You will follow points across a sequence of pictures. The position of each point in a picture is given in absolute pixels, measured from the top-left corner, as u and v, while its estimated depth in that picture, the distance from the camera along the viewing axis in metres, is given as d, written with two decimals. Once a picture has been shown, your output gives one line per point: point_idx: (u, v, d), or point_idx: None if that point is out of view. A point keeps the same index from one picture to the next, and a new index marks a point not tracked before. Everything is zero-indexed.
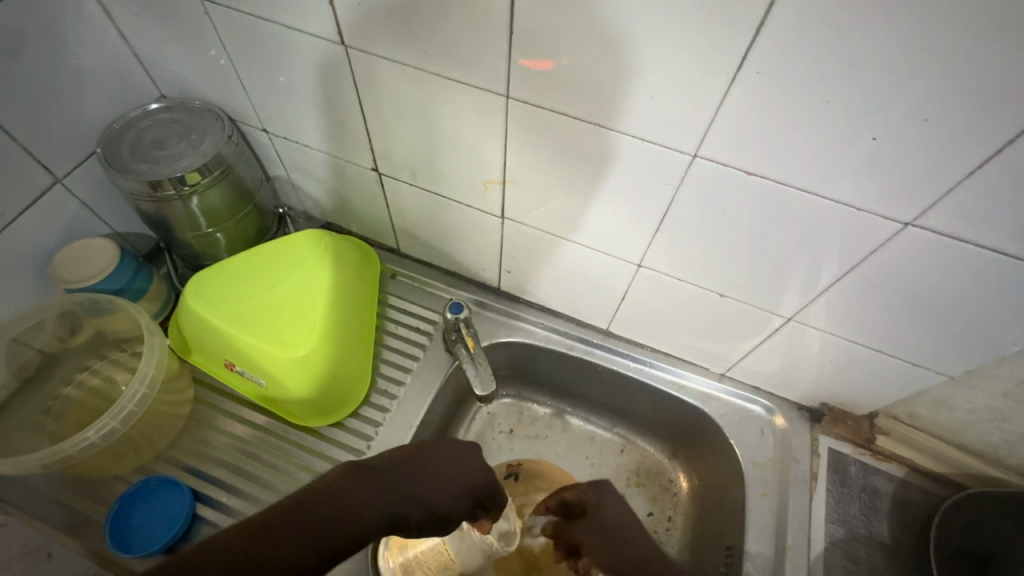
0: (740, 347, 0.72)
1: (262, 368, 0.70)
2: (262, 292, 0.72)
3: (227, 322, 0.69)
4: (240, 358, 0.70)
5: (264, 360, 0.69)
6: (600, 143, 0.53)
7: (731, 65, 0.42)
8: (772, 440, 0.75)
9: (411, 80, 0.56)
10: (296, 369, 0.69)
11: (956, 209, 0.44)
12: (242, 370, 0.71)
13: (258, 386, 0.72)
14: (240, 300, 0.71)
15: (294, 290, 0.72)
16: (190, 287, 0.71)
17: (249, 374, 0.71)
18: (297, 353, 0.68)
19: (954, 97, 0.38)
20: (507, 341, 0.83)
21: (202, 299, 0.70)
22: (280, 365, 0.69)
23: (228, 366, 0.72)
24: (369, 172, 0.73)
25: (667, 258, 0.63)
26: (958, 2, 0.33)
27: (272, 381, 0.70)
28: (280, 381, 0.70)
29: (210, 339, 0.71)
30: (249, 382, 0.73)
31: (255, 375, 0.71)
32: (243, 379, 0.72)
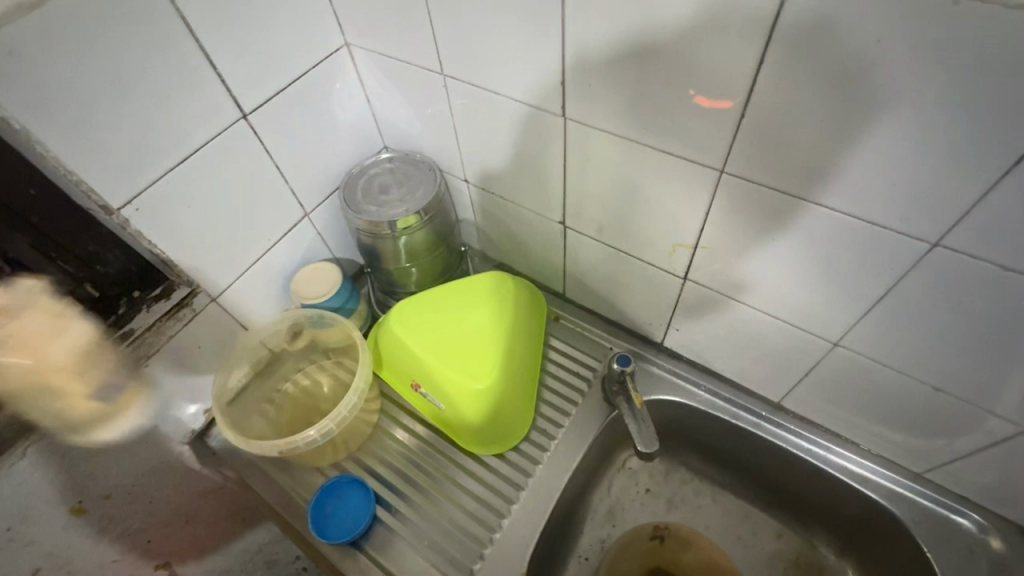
0: (951, 448, 0.64)
1: (444, 393, 0.77)
2: (450, 324, 0.80)
3: (421, 348, 0.78)
4: (427, 381, 0.78)
5: (447, 386, 0.77)
6: (812, 220, 0.52)
7: (1008, 156, 0.39)
8: (982, 564, 0.64)
9: (621, 150, 0.60)
10: (475, 401, 0.76)
11: None
12: (426, 392, 0.79)
13: (437, 409, 0.80)
14: (432, 329, 0.80)
15: (478, 325, 0.80)
16: (393, 313, 0.82)
17: (431, 397, 0.79)
18: (478, 384, 0.75)
19: None
20: (667, 399, 0.82)
21: (402, 325, 0.81)
22: (461, 392, 0.76)
23: (414, 387, 0.81)
24: (555, 224, 0.79)
25: (871, 341, 0.59)
26: None
27: (451, 406, 0.77)
28: (458, 407, 0.77)
29: (403, 361, 0.80)
30: (429, 404, 0.80)
31: (436, 399, 0.79)
32: (425, 400, 0.80)
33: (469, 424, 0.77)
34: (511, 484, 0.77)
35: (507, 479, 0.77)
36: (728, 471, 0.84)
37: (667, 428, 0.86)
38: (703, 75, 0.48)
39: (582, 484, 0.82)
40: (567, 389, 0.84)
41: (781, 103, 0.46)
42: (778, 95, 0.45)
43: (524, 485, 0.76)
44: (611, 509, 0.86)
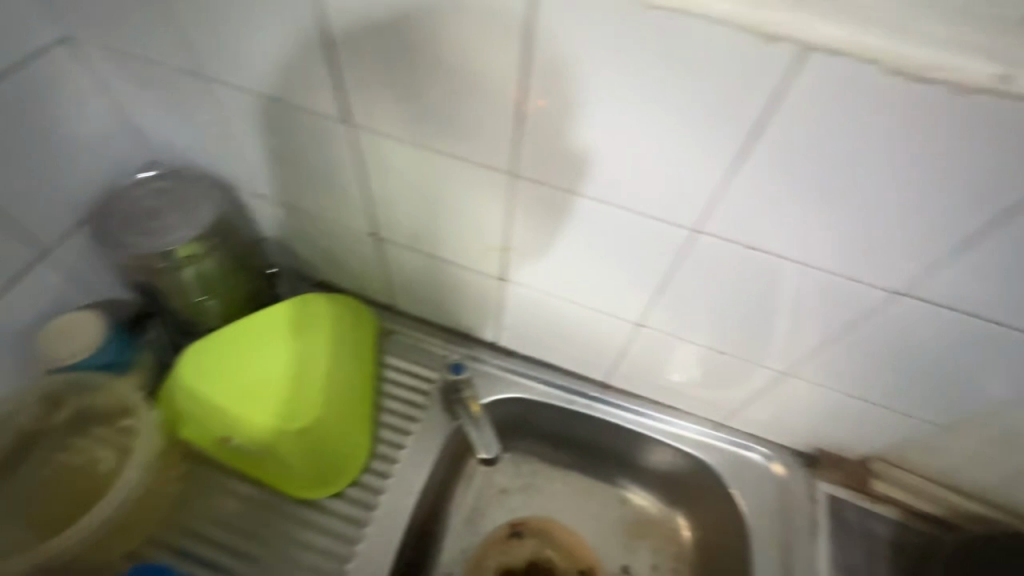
0: (738, 396, 0.74)
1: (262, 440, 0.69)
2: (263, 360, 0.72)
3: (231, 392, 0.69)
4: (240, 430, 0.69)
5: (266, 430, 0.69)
6: (598, 218, 0.54)
7: (731, 157, 0.43)
8: (771, 488, 0.76)
9: (415, 157, 0.57)
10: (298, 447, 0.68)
11: (942, 283, 0.46)
12: (239, 445, 0.69)
13: (255, 461, 0.70)
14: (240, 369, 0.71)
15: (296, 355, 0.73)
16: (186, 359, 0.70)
17: (247, 449, 0.69)
18: (303, 421, 0.69)
19: (939, 192, 0.39)
20: (505, 398, 0.82)
21: (201, 370, 0.70)
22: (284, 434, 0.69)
23: (222, 442, 0.70)
24: (367, 236, 0.74)
25: (665, 319, 0.65)
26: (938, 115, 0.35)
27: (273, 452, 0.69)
28: (283, 452, 0.69)
29: (206, 413, 0.69)
30: (245, 459, 0.70)
31: (253, 450, 0.69)
32: (238, 455, 0.70)
33: (297, 468, 0.70)
34: (353, 523, 0.70)
35: (349, 518, 0.71)
36: (571, 453, 0.88)
37: (511, 425, 0.87)
38: (474, 78, 0.46)
39: (433, 501, 0.79)
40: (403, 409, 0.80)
41: (548, 109, 0.45)
42: (545, 100, 0.45)
43: (368, 521, 0.71)
44: (468, 518, 0.84)
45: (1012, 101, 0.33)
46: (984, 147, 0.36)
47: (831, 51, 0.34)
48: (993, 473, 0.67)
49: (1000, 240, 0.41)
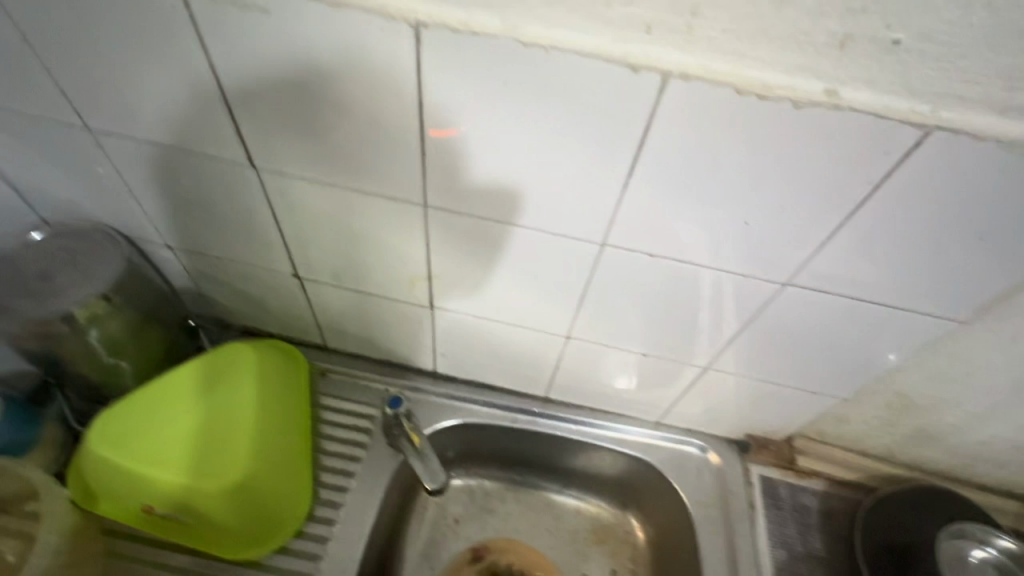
0: (668, 394, 0.78)
1: (188, 502, 0.64)
2: (179, 417, 0.67)
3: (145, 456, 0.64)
4: (162, 495, 0.64)
5: (190, 491, 0.64)
6: (512, 240, 0.56)
7: (621, 174, 0.46)
8: (710, 477, 0.79)
9: (327, 196, 0.57)
10: (228, 502, 0.65)
11: (821, 272, 0.51)
12: (164, 511, 0.65)
13: (184, 524, 0.65)
14: (154, 430, 0.65)
15: (217, 407, 0.68)
16: (92, 428, 0.64)
17: (173, 514, 0.65)
18: (230, 475, 0.65)
19: (802, 192, 0.44)
20: (449, 424, 0.82)
21: (109, 437, 0.64)
22: (211, 492, 0.64)
23: (145, 511, 0.65)
24: (288, 277, 0.72)
25: (591, 329, 0.67)
26: (786, 127, 0.40)
27: (202, 513, 0.65)
28: (212, 511, 0.65)
29: (122, 482, 0.64)
30: (172, 524, 0.65)
31: (181, 513, 0.65)
32: (165, 521, 0.65)
33: (231, 526, 0.66)
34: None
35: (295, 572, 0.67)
36: (521, 471, 0.89)
37: (458, 450, 0.87)
38: (373, 118, 0.47)
39: (384, 540, 0.77)
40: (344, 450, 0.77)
41: (447, 143, 0.47)
42: (443, 135, 0.47)
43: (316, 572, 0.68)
44: (424, 552, 0.82)
45: (839, 111, 0.38)
46: (827, 150, 0.41)
47: (686, 76, 0.38)
48: (896, 434, 0.74)
49: (858, 229, 0.46)
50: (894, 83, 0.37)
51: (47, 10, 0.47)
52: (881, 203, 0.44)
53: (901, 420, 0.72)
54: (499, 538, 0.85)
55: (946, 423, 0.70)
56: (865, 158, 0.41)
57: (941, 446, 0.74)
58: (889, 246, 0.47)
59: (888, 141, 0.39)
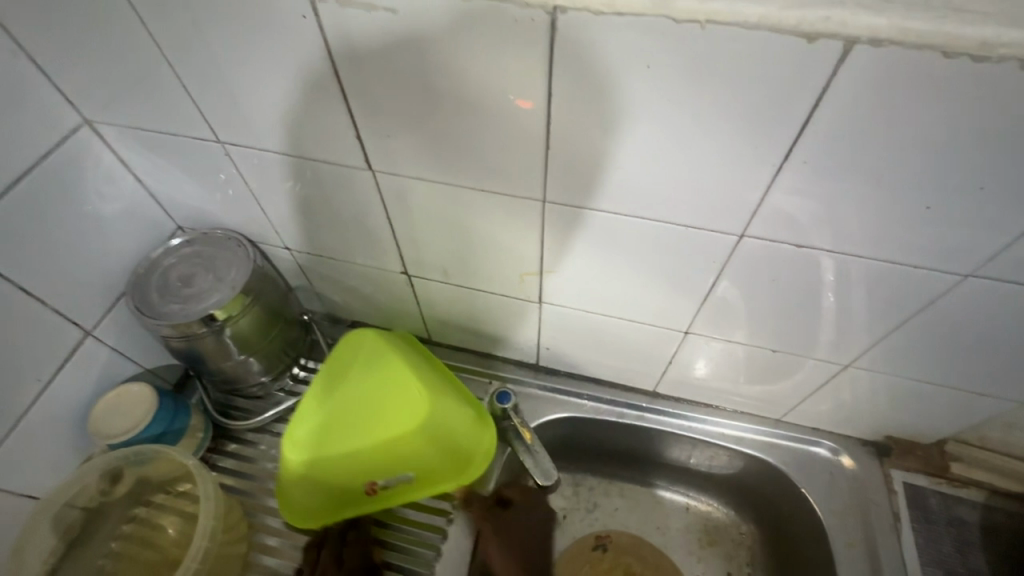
0: (795, 393, 0.71)
1: (400, 462, 0.67)
2: (348, 402, 0.68)
3: (342, 444, 0.66)
4: (375, 470, 0.67)
5: (397, 454, 0.67)
6: (635, 232, 0.52)
7: (776, 156, 0.41)
8: (845, 483, 0.72)
9: (441, 195, 0.56)
10: (429, 445, 0.67)
11: (1016, 261, 0.43)
12: (386, 480, 0.68)
13: (408, 485, 0.69)
14: (336, 420, 0.67)
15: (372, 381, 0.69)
16: (285, 445, 0.67)
17: (395, 479, 0.68)
18: (415, 424, 0.66)
19: (1010, 168, 0.37)
20: (554, 418, 0.81)
21: (305, 446, 0.66)
22: (409, 446, 0.67)
23: (371, 489, 0.68)
24: (398, 275, 0.74)
25: (715, 325, 0.62)
26: (1001, 93, 0.33)
27: (417, 464, 0.68)
28: (421, 462, 0.68)
29: (335, 472, 0.67)
30: (398, 491, 0.69)
31: (400, 475, 0.68)
32: (392, 491, 0.69)
33: (444, 465, 0.69)
34: (422, 568, 0.69)
35: (415, 561, 0.70)
36: (628, 466, 0.86)
37: (562, 443, 0.85)
38: (499, 110, 0.45)
39: None
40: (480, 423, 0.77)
41: (578, 134, 0.44)
42: (569, 126, 0.44)
43: (435, 562, 0.70)
44: None
45: None
46: None
47: (878, 41, 0.33)
48: None
49: None
50: None
51: (184, 28, 0.49)
52: None
53: None
54: (624, 532, 0.83)
55: None
56: None
57: None
58: None
59: None
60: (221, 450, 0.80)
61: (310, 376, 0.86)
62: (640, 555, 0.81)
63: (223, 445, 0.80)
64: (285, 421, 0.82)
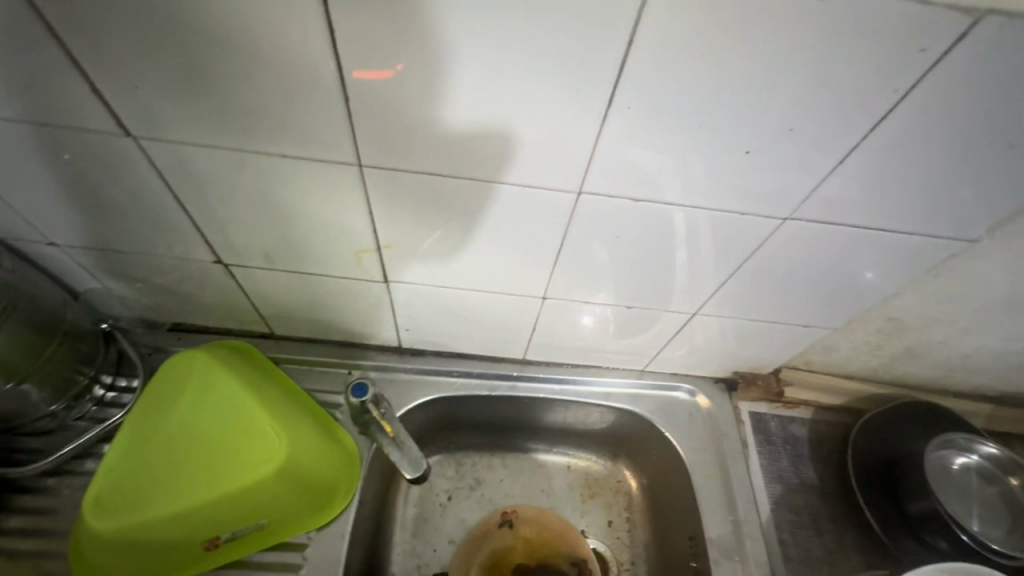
0: (654, 343, 0.73)
1: (250, 507, 0.58)
2: (179, 445, 0.58)
3: (172, 491, 0.55)
4: (215, 522, 0.57)
5: (246, 497, 0.58)
6: (471, 196, 0.47)
7: (599, 100, 0.38)
8: (701, 421, 0.76)
9: (237, 164, 0.46)
10: (285, 480, 0.59)
11: (824, 202, 0.45)
12: (230, 532, 0.58)
13: (259, 533, 0.60)
14: (163, 463, 0.57)
15: (212, 415, 0.60)
16: (88, 506, 0.54)
17: (243, 528, 0.59)
18: (275, 462, 0.58)
19: (816, 107, 0.37)
20: (424, 401, 0.76)
21: (118, 503, 0.54)
22: (261, 490, 0.58)
23: (213, 544, 0.58)
24: (212, 265, 0.62)
25: (569, 287, 0.60)
26: (799, 26, 0.32)
27: (270, 507, 0.59)
28: (274, 504, 0.60)
29: (164, 533, 0.55)
30: (246, 541, 0.60)
31: (250, 523, 0.59)
32: (240, 541, 0.59)
33: (305, 501, 0.62)
34: None
35: None
36: (508, 436, 0.84)
37: (436, 425, 0.81)
38: (278, 53, 0.36)
39: (369, 531, 0.72)
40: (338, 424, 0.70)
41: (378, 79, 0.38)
42: (366, 74, 0.37)
43: None
44: (415, 532, 0.78)
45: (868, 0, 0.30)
46: (850, 54, 0.33)
47: None
48: (883, 356, 0.72)
49: (886, 139, 0.39)
50: None
51: None
52: (909, 113, 0.37)
53: (891, 343, 0.68)
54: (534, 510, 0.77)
55: (933, 341, 0.67)
56: (893, 58, 0.34)
57: (927, 363, 0.73)
58: (908, 162, 0.41)
59: (926, 36, 0.32)
60: (5, 507, 0.63)
61: (121, 396, 0.71)
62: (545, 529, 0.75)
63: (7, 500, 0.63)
64: (94, 457, 0.67)
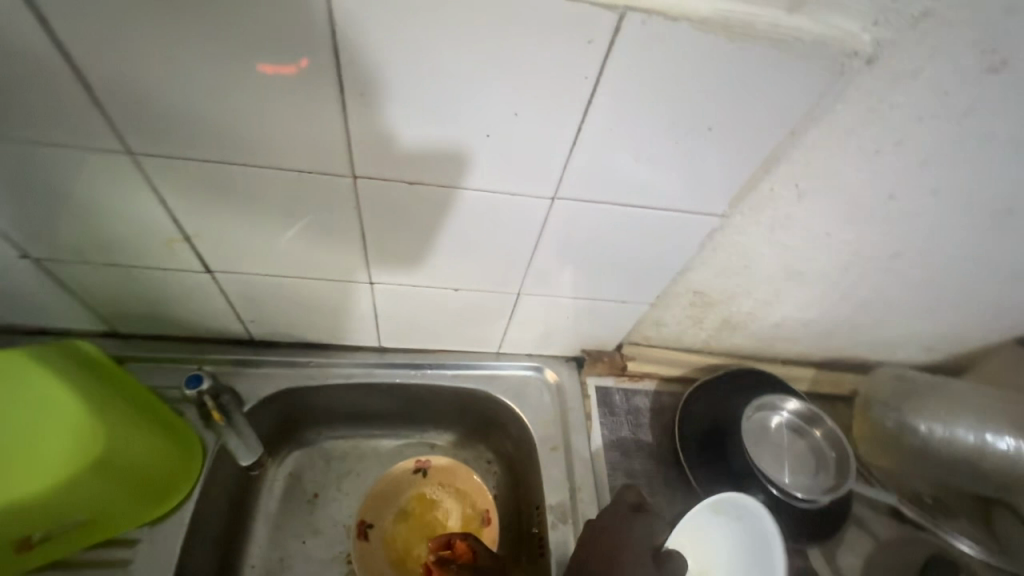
0: (498, 326, 0.76)
1: (73, 508, 0.58)
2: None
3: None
4: (29, 524, 0.56)
5: (69, 500, 0.57)
6: (254, 182, 0.49)
7: (336, 84, 0.40)
8: (550, 397, 0.81)
9: (8, 152, 0.46)
10: (114, 481, 0.60)
11: (582, 181, 0.48)
12: (47, 531, 0.57)
13: (82, 530, 0.60)
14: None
15: (19, 416, 0.57)
16: None
17: (62, 528, 0.58)
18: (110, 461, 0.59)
19: (531, 94, 0.40)
20: (275, 393, 0.76)
21: None
22: (90, 489, 0.58)
23: (23, 546, 0.57)
24: (20, 261, 0.60)
25: (392, 271, 0.62)
26: (476, 30, 0.36)
27: (95, 506, 0.59)
28: (99, 502, 0.59)
29: None
30: (63, 541, 0.59)
31: (68, 521, 0.58)
32: (57, 540, 0.59)
33: (135, 499, 0.62)
34: None
35: None
36: (375, 424, 0.86)
37: (298, 416, 0.82)
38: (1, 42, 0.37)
39: (220, 526, 0.71)
40: (182, 419, 0.70)
41: (275, 73, 0.39)
42: (272, 68, 0.39)
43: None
44: (275, 525, 0.78)
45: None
46: (539, 51, 0.37)
47: None
48: (707, 328, 0.79)
49: (601, 122, 0.42)
50: None
51: None
52: (608, 100, 0.40)
53: (707, 315, 0.75)
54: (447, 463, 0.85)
55: (744, 311, 0.74)
56: (569, 50, 0.37)
57: (747, 333, 0.80)
58: (638, 145, 0.44)
59: (587, 30, 0.35)
60: None
61: None
62: (455, 480, 0.84)
63: None
64: None
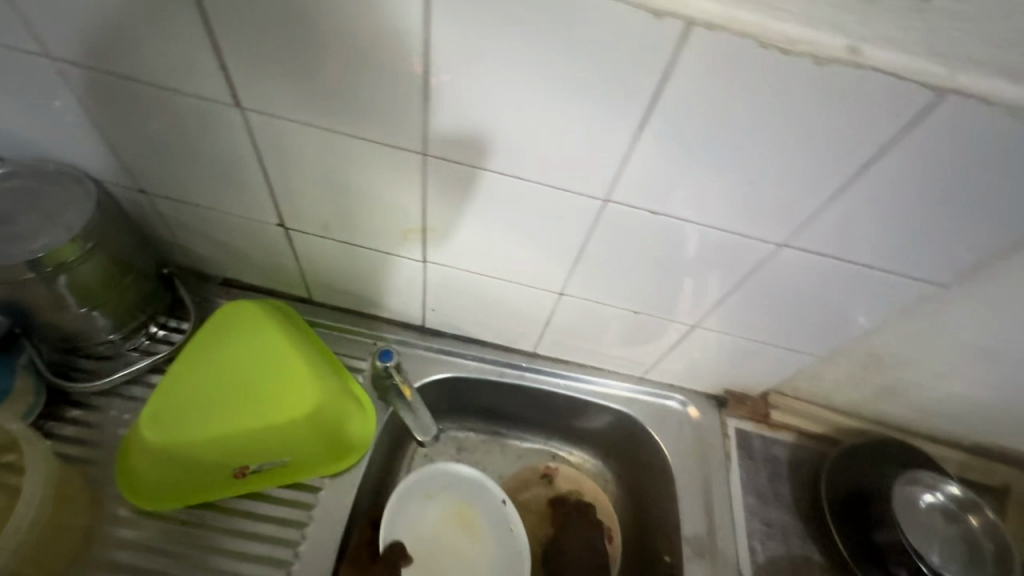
0: (655, 352, 0.79)
1: (278, 445, 0.67)
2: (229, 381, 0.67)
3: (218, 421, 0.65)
4: (247, 452, 0.66)
5: (276, 436, 0.67)
6: (509, 193, 0.55)
7: (636, 121, 0.44)
8: (689, 430, 0.82)
9: (320, 141, 0.54)
10: (310, 427, 0.68)
11: (818, 234, 0.51)
12: (257, 463, 0.66)
13: (282, 470, 0.68)
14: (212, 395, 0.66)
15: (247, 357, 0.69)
16: (147, 424, 0.63)
17: (268, 463, 0.67)
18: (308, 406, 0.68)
19: (812, 152, 0.44)
20: (439, 378, 0.83)
21: (173, 420, 0.64)
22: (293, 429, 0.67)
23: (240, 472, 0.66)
24: (273, 228, 0.70)
25: (586, 287, 0.67)
26: (792, 95, 0.40)
27: (294, 448, 0.68)
28: (298, 445, 0.68)
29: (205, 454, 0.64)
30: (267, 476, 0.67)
31: (274, 458, 0.67)
32: (263, 475, 0.67)
33: (324, 449, 0.69)
34: (293, 526, 0.67)
35: (287, 521, 0.67)
36: (510, 424, 0.90)
37: (445, 403, 0.88)
38: (376, 56, 0.45)
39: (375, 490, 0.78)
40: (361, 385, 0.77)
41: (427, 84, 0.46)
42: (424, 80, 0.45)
43: (309, 520, 0.67)
44: None
45: (859, 69, 0.38)
46: (842, 115, 0.41)
47: (711, 25, 0.37)
48: (865, 391, 0.78)
49: (871, 182, 0.45)
50: (914, 43, 0.37)
51: None
52: (888, 164, 0.44)
53: (872, 378, 0.74)
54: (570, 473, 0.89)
55: (914, 381, 0.73)
56: (875, 118, 0.41)
57: (906, 402, 0.78)
58: (893, 208, 0.47)
59: (899, 103, 0.40)
60: (58, 416, 0.71)
61: (171, 335, 0.79)
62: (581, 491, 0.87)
63: (61, 411, 0.71)
64: (141, 383, 0.75)
